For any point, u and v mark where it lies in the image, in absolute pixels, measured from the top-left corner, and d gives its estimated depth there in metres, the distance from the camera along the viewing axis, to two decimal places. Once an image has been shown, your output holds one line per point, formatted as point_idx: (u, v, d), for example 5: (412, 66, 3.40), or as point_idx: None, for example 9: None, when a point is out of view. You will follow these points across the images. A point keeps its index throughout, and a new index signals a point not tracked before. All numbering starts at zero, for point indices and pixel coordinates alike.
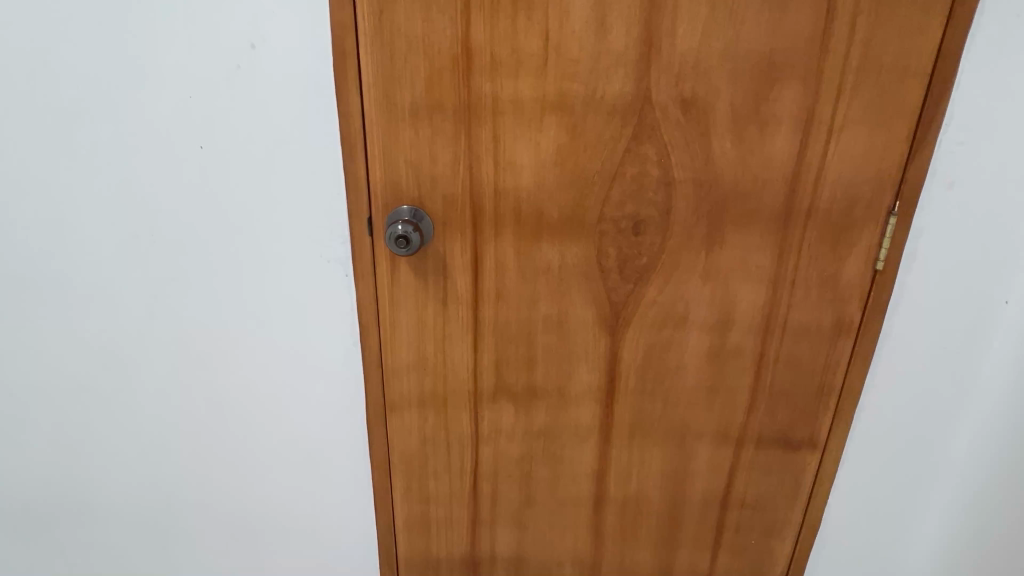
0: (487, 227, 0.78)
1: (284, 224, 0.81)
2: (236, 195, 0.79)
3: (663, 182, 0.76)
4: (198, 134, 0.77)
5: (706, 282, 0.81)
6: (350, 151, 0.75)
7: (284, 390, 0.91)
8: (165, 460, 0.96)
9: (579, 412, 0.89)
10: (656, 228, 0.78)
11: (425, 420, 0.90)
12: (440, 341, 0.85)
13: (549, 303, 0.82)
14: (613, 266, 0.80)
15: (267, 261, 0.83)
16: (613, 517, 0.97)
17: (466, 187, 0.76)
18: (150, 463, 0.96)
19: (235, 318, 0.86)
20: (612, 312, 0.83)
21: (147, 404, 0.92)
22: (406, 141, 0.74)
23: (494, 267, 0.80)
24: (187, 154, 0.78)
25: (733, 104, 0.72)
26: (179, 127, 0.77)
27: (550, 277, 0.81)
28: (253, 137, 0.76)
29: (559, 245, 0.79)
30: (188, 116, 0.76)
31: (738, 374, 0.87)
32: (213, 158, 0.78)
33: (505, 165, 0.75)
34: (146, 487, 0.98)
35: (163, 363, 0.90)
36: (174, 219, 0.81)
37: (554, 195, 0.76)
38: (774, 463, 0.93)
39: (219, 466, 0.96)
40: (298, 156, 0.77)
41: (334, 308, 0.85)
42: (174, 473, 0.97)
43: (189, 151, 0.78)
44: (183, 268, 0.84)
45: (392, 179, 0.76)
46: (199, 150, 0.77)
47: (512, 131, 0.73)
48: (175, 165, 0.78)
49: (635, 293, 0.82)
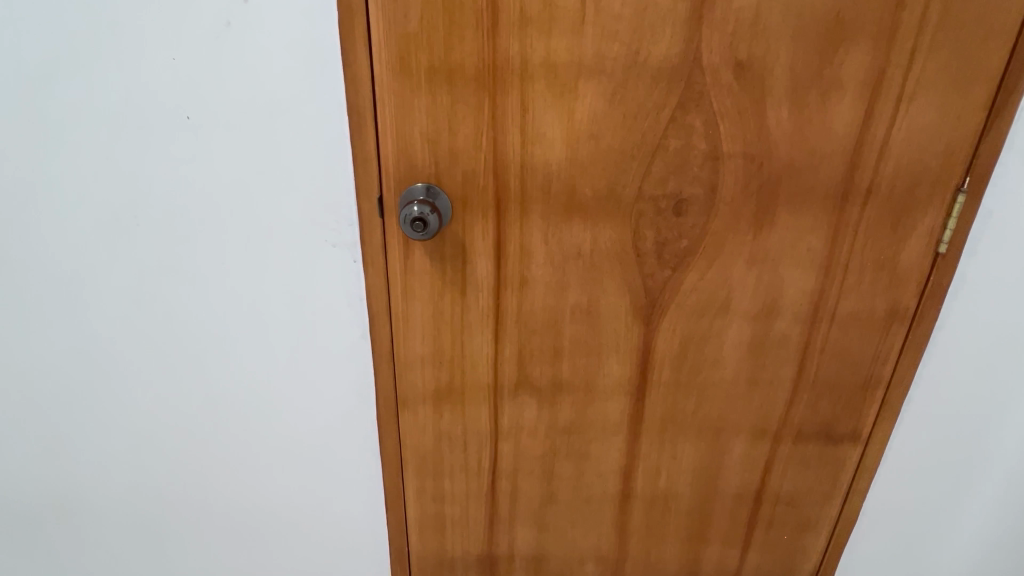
0: (512, 207, 0.70)
1: (285, 206, 0.72)
2: (230, 173, 0.71)
3: (709, 157, 0.68)
4: (186, 104, 0.67)
5: (752, 267, 0.74)
6: (359, 121, 0.66)
7: (288, 386, 0.84)
8: (159, 460, 0.89)
9: (607, 406, 0.83)
10: (699, 207, 0.70)
11: (440, 416, 0.84)
12: (457, 333, 0.77)
13: (579, 290, 0.75)
14: (650, 250, 0.72)
15: (266, 245, 0.74)
16: (639, 515, 0.92)
17: (490, 163, 0.68)
18: (143, 462, 0.89)
19: (233, 310, 0.78)
20: (647, 301, 0.75)
21: (138, 402, 0.85)
22: (422, 110, 0.65)
23: (518, 252, 0.72)
24: (173, 126, 0.69)
25: (793, 66, 0.64)
26: (162, 94, 0.67)
27: (580, 262, 0.73)
28: (248, 106, 0.67)
29: (592, 227, 0.71)
30: (173, 83, 0.66)
31: (781, 366, 0.80)
32: (203, 131, 0.69)
33: (534, 138, 0.66)
34: (138, 486, 0.91)
35: (154, 358, 0.82)
36: (160, 201, 0.72)
37: (588, 174, 0.68)
38: (813, 458, 0.87)
39: (219, 465, 0.89)
40: (300, 129, 0.68)
41: (341, 296, 0.77)
42: (168, 471, 0.90)
43: (174, 122, 0.68)
44: (172, 253, 0.75)
45: (406, 153, 0.67)
46: (185, 120, 0.68)
47: (542, 99, 0.65)
48: (160, 139, 0.69)
49: (674, 280, 0.74)
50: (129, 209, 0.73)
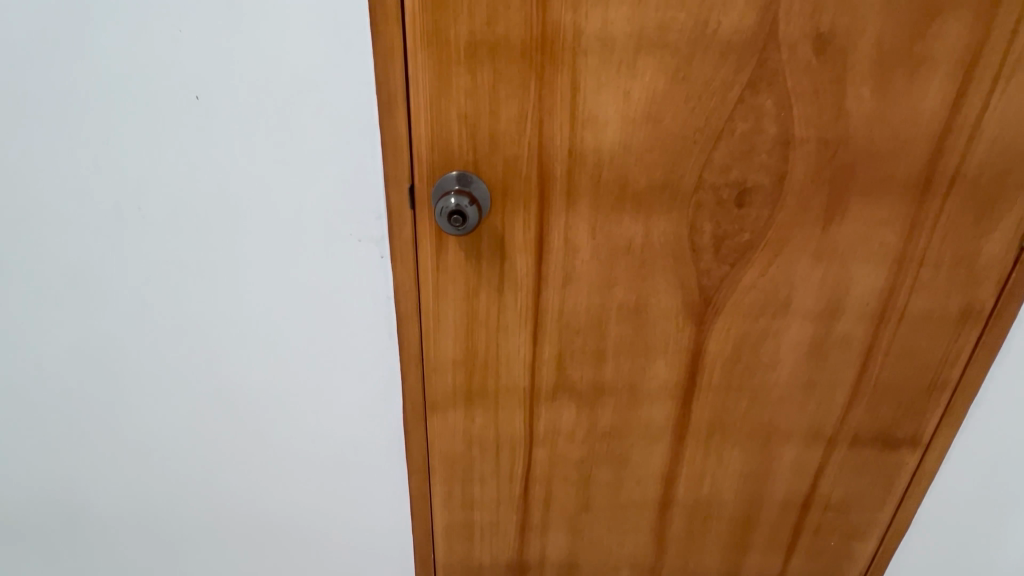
0: (557, 197, 0.63)
1: (306, 195, 0.65)
2: (244, 160, 0.63)
3: (780, 142, 0.61)
4: (193, 83, 0.60)
5: (818, 263, 0.67)
6: (389, 102, 0.59)
7: (309, 388, 0.78)
8: (171, 465, 0.83)
9: (651, 411, 0.77)
10: (764, 198, 0.63)
11: (471, 421, 0.78)
12: (492, 333, 0.71)
13: (627, 288, 0.68)
14: (708, 245, 0.66)
15: (285, 239, 0.68)
16: (679, 522, 0.86)
17: (534, 149, 0.61)
18: (153, 467, 0.84)
19: (249, 308, 0.72)
20: (701, 299, 0.69)
21: (147, 405, 0.79)
22: (460, 89, 0.58)
23: (562, 246, 0.66)
24: (178, 107, 0.61)
25: (880, 39, 0.56)
26: (168, 71, 0.59)
27: (630, 258, 0.67)
28: (265, 85, 0.60)
29: (645, 220, 0.64)
30: (178, 59, 0.59)
31: (841, 368, 0.74)
32: (213, 113, 0.61)
33: (585, 121, 0.59)
34: (149, 491, 0.85)
35: (163, 359, 0.76)
36: (166, 190, 0.65)
37: (643, 160, 0.61)
38: (868, 464, 0.81)
39: (234, 470, 0.84)
40: (322, 111, 0.61)
41: (366, 295, 0.71)
42: (180, 476, 0.84)
43: (180, 103, 0.61)
44: (182, 247, 0.68)
45: (441, 138, 0.60)
46: (194, 100, 0.61)
47: (596, 76, 0.57)
48: (165, 121, 0.62)
49: (732, 276, 0.68)
50: (133, 199, 0.66)
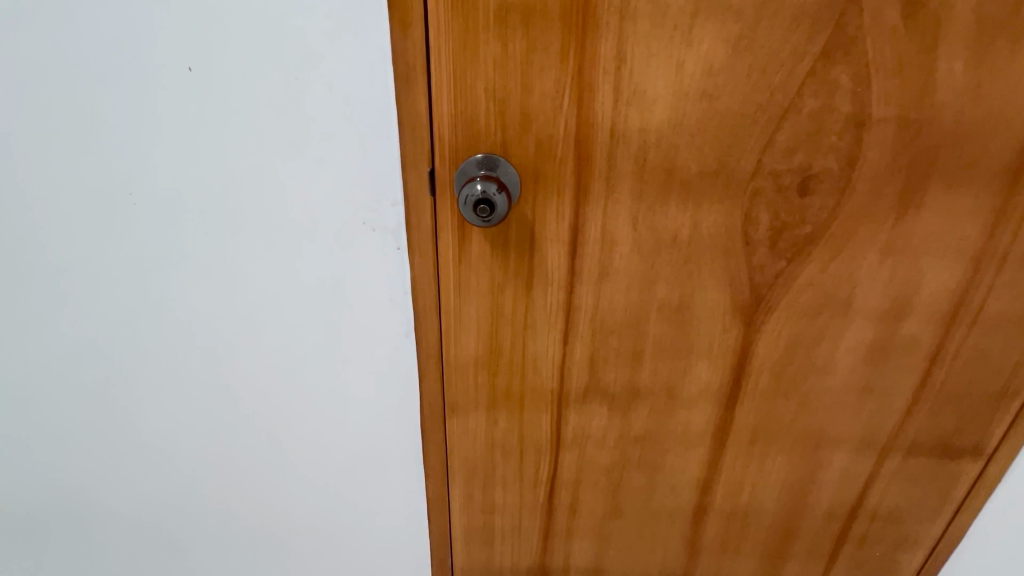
0: (596, 184, 0.56)
1: (314, 181, 0.58)
2: (245, 141, 0.57)
3: (853, 122, 0.53)
4: (186, 50, 0.53)
5: (886, 258, 0.60)
6: (407, 75, 0.52)
7: (320, 387, 0.72)
8: (174, 463, 0.79)
9: (690, 416, 0.71)
10: (831, 186, 0.56)
11: (494, 424, 0.72)
12: (519, 332, 0.65)
13: (669, 285, 0.61)
14: (763, 237, 0.58)
15: (291, 228, 0.61)
16: (714, 530, 0.81)
17: (572, 130, 0.54)
18: (156, 465, 0.79)
19: (255, 303, 0.66)
20: (752, 298, 0.62)
21: (148, 403, 0.74)
22: (489, 60, 0.51)
23: (599, 238, 0.59)
24: (169, 80, 0.54)
25: (981, 2, 0.48)
26: (157, 37, 0.52)
27: (674, 251, 0.60)
28: (267, 54, 0.52)
29: (694, 209, 0.57)
30: (167, 25, 0.52)
31: (902, 373, 0.67)
32: (208, 87, 0.54)
33: (631, 98, 0.52)
34: (152, 489, 0.81)
35: (164, 356, 0.70)
36: (160, 173, 0.59)
37: (695, 143, 0.54)
38: (924, 474, 0.75)
39: (242, 470, 0.79)
40: (331, 85, 0.54)
41: (381, 289, 0.64)
42: (184, 474, 0.80)
43: (172, 75, 0.54)
44: (179, 236, 0.62)
45: (466, 117, 0.53)
46: (186, 73, 0.54)
47: (645, 46, 0.50)
48: (156, 95, 0.55)
49: (788, 273, 0.61)
50: (123, 183, 0.59)
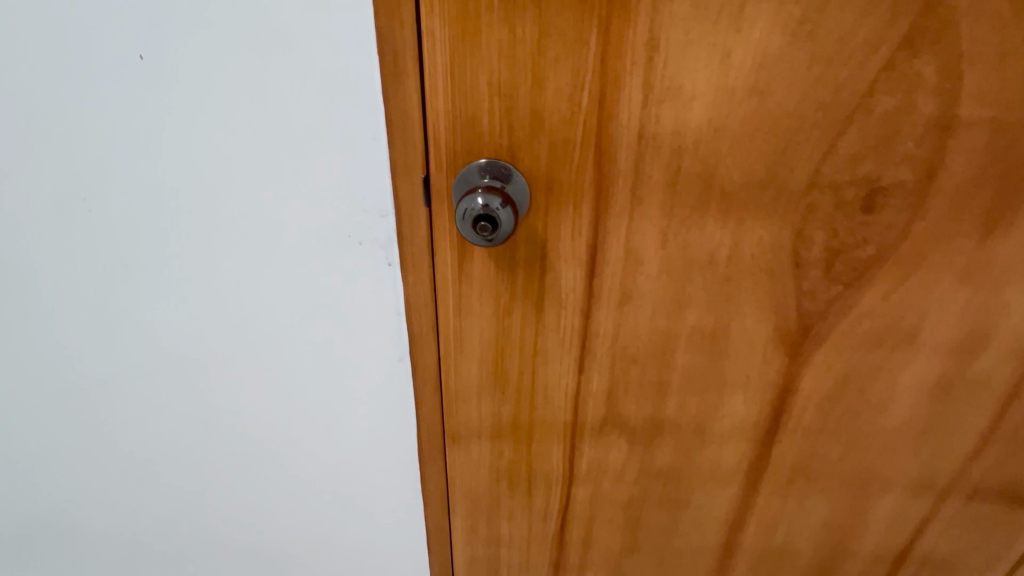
0: (620, 195, 0.47)
1: (293, 187, 0.50)
2: (211, 141, 0.48)
3: (935, 126, 0.44)
4: (133, 34, 0.43)
5: (962, 285, 0.51)
6: (396, 66, 0.43)
7: (308, 412, 0.65)
8: (155, 485, 0.72)
9: (721, 452, 0.62)
10: (902, 201, 0.47)
11: (500, 455, 0.65)
12: (527, 358, 0.57)
13: (702, 311, 0.53)
14: (816, 260, 0.50)
15: (268, 242, 0.53)
16: (742, 570, 0.73)
17: (592, 132, 0.45)
18: (133, 487, 0.72)
19: (232, 323, 0.58)
20: (799, 327, 0.53)
21: (121, 426, 0.66)
22: (493, 48, 0.42)
23: (622, 258, 0.51)
24: (118, 70, 0.45)
25: None
26: (95, 18, 0.43)
27: (710, 274, 0.51)
28: (229, 39, 0.43)
29: (736, 226, 0.48)
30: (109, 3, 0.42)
31: (969, 413, 0.58)
32: (164, 79, 0.45)
33: (664, 95, 0.43)
34: (132, 510, 0.75)
35: (135, 379, 0.62)
36: (116, 178, 0.50)
37: (740, 149, 0.45)
38: (985, 520, 0.66)
39: (226, 492, 0.72)
40: (307, 76, 0.45)
41: (372, 309, 0.56)
42: (165, 496, 0.73)
43: (120, 64, 0.44)
44: (140, 251, 0.54)
45: (466, 117, 0.45)
46: (136, 61, 0.44)
47: (684, 31, 0.41)
48: (100, 89, 0.46)
49: (843, 300, 0.52)
50: (73, 189, 0.50)
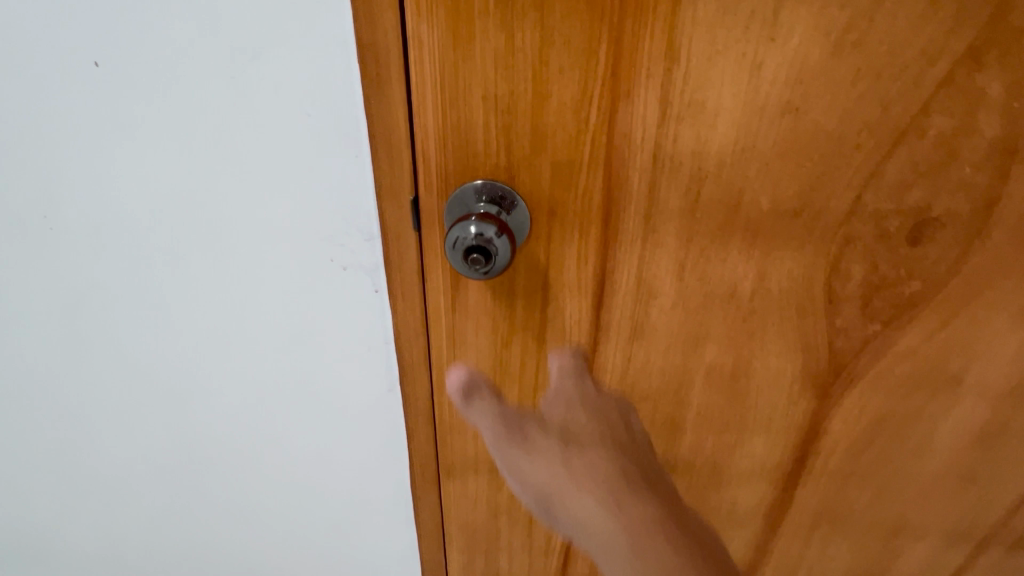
0: (631, 221, 0.42)
1: (269, 208, 0.45)
2: (177, 155, 0.43)
3: (997, 150, 0.38)
4: (85, 40, 0.38)
5: (1015, 325, 0.45)
6: (379, 77, 0.38)
7: (293, 445, 0.60)
8: (129, 518, 0.67)
9: (739, 495, 0.57)
10: (954, 234, 0.41)
11: (498, 489, 0.60)
12: (528, 392, 0.52)
13: (722, 348, 0.48)
14: (853, 296, 0.44)
15: (244, 266, 0.48)
16: None
17: (601, 153, 0.40)
18: (106, 522, 0.67)
19: (209, 352, 0.53)
20: (830, 367, 0.48)
21: (88, 462, 0.61)
22: (488, 57, 0.37)
23: (633, 289, 0.45)
24: (71, 76, 0.40)
25: None
26: (44, 21, 0.38)
27: (731, 308, 0.46)
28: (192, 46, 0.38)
29: (763, 258, 0.43)
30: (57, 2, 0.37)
31: (1015, 460, 0.53)
32: (123, 89, 0.40)
33: (685, 112, 0.38)
34: (105, 544, 0.70)
35: (102, 413, 0.57)
36: (77, 194, 0.45)
37: (770, 173, 0.39)
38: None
39: (207, 524, 0.67)
40: (281, 87, 0.39)
41: (358, 339, 0.51)
42: (139, 533, 0.68)
43: (72, 71, 0.40)
44: (103, 275, 0.49)
45: (458, 134, 0.40)
46: (89, 68, 0.39)
47: (709, 40, 0.35)
48: (53, 99, 0.41)
49: (881, 340, 0.46)
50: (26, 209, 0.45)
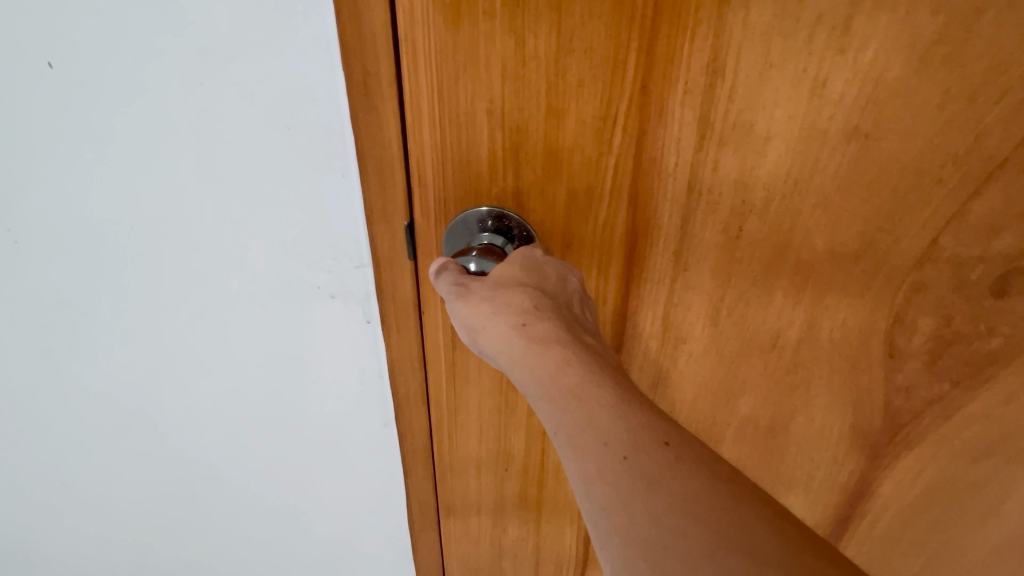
0: (659, 258, 0.36)
1: (245, 234, 0.38)
2: (142, 176, 0.36)
3: None
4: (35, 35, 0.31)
5: None
6: (367, 88, 0.32)
7: (282, 477, 0.55)
8: (107, 550, 0.62)
9: None
10: None
11: (502, 531, 0.55)
12: (536, 432, 0.47)
13: (759, 401, 0.42)
14: (918, 351, 0.37)
15: (221, 295, 0.42)
16: None
17: (625, 179, 0.34)
18: (79, 555, 0.62)
19: (186, 383, 0.47)
20: (885, 429, 0.41)
21: (56, 496, 0.55)
22: (494, 67, 0.31)
23: (658, 332, 0.39)
24: (16, 79, 0.32)
25: None
26: None
27: (774, 359, 0.39)
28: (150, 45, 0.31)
29: (814, 305, 0.37)
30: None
31: None
32: (78, 97, 0.33)
33: (729, 136, 0.31)
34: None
35: (69, 446, 0.51)
36: (27, 216, 0.37)
37: (829, 209, 0.33)
38: None
39: (193, 553, 0.62)
40: (255, 97, 0.33)
41: (349, 370, 0.46)
42: (118, 564, 0.63)
43: (16, 73, 0.32)
44: (58, 308, 0.42)
45: (459, 154, 0.34)
46: (38, 69, 0.32)
47: (763, 52, 0.29)
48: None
49: (950, 402, 0.39)
50: None
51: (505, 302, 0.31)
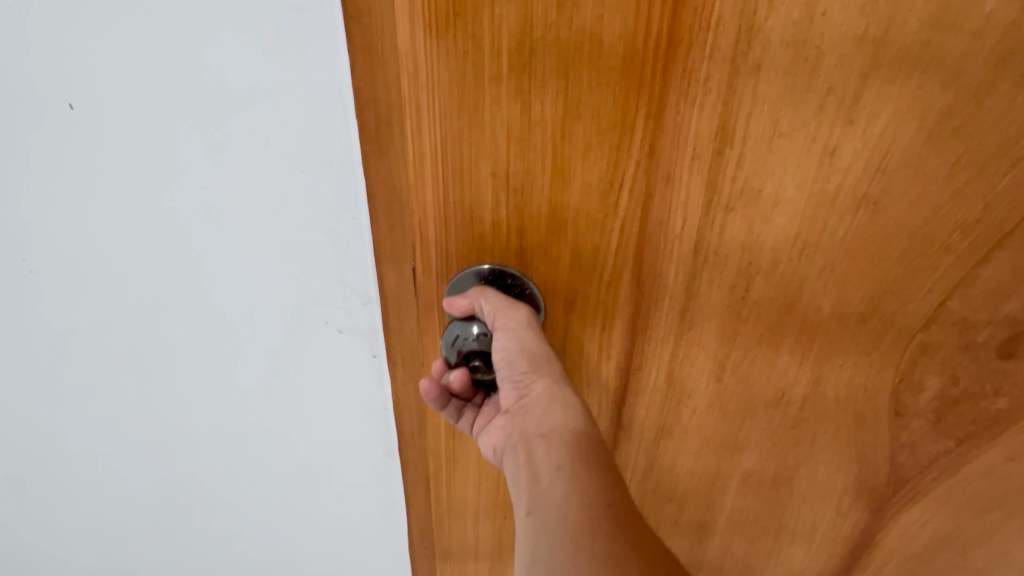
0: (664, 318, 0.36)
1: (255, 274, 0.38)
2: (149, 220, 0.36)
3: None
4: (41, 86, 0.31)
5: None
6: (377, 143, 0.32)
7: (284, 507, 0.54)
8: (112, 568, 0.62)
9: None
10: None
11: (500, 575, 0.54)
12: None
13: (763, 456, 0.41)
14: (925, 409, 0.37)
15: (228, 332, 0.41)
16: None
17: (631, 243, 0.33)
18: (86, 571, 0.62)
19: (191, 415, 0.47)
20: (890, 483, 0.41)
21: (64, 514, 0.56)
22: (498, 132, 0.30)
23: (662, 388, 0.39)
24: (35, 121, 0.32)
25: None
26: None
27: (777, 415, 0.39)
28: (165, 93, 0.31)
29: (821, 363, 0.36)
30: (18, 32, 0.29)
31: None
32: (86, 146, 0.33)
33: (737, 201, 0.31)
34: None
35: (77, 470, 0.52)
36: (40, 250, 0.37)
37: (837, 273, 0.33)
38: None
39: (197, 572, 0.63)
40: (270, 141, 0.32)
41: (354, 405, 0.46)
42: None
43: (35, 117, 0.32)
44: (69, 340, 0.42)
45: (461, 218, 0.33)
46: (57, 110, 0.32)
47: (770, 123, 0.29)
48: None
49: (954, 458, 0.39)
50: None
51: (521, 349, 0.33)
